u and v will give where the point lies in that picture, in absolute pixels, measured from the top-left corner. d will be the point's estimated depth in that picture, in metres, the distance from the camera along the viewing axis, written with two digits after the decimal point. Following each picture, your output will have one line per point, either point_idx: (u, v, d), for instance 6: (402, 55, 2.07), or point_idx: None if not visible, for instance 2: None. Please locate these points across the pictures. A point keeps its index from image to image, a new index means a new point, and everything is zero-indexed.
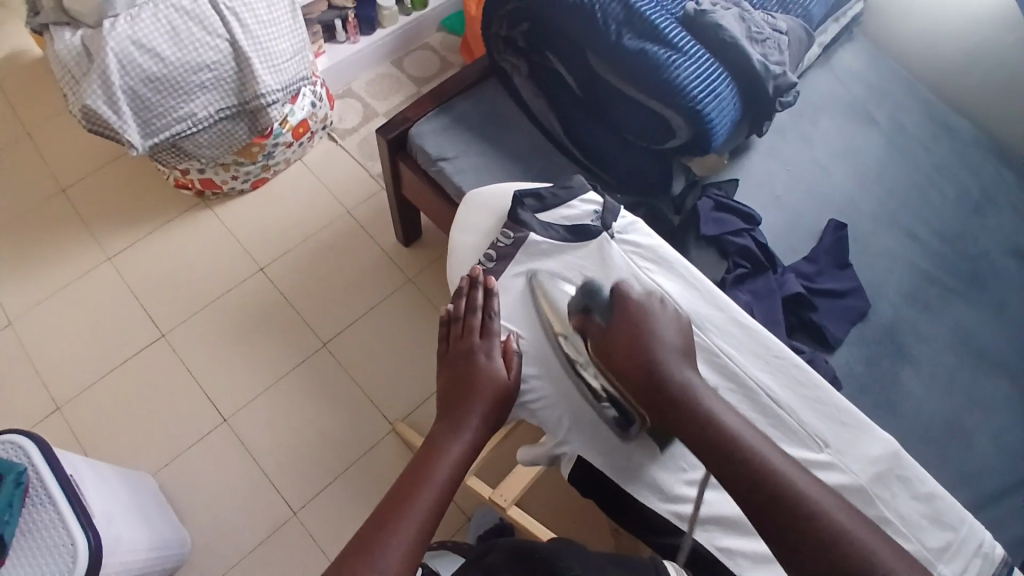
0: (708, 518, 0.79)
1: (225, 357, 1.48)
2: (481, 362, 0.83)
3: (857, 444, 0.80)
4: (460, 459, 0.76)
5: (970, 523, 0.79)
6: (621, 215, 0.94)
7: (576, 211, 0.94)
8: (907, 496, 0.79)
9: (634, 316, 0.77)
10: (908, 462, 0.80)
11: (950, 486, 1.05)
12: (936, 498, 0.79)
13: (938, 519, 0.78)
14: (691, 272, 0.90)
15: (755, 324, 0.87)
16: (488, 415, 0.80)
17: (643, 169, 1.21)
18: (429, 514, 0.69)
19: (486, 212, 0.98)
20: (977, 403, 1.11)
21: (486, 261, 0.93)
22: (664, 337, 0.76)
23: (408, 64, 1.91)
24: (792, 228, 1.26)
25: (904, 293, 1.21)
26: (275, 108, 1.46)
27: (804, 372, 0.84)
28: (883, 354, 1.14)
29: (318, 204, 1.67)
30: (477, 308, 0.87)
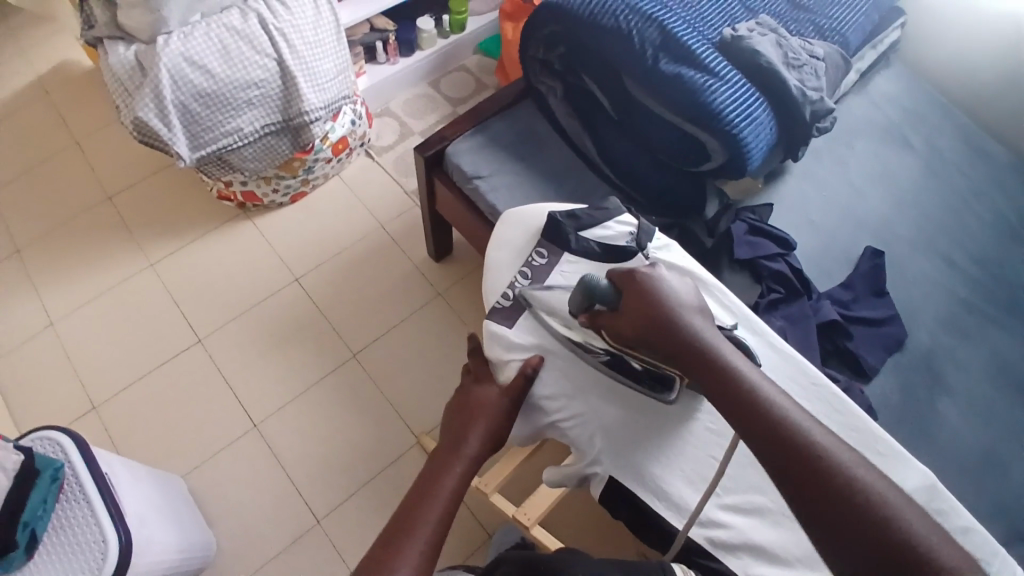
0: (739, 546, 0.77)
1: (257, 365, 1.52)
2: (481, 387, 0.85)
3: (894, 475, 0.78)
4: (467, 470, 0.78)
5: (1007, 558, 0.76)
6: (655, 237, 0.94)
7: (611, 232, 0.95)
8: (945, 530, 0.77)
9: (645, 288, 0.72)
10: (946, 495, 0.78)
11: (991, 523, 1.00)
12: (972, 532, 0.77)
13: (975, 554, 0.76)
14: (722, 292, 0.89)
15: (790, 349, 0.86)
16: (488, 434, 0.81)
17: (676, 192, 1.21)
18: (437, 526, 0.71)
19: (520, 229, 0.99)
20: (1020, 438, 1.07)
21: (521, 278, 0.93)
22: (687, 301, 0.72)
23: (444, 85, 1.95)
24: (827, 253, 1.25)
25: (943, 323, 1.18)
26: (317, 124, 1.50)
27: (840, 399, 0.82)
28: (921, 385, 1.11)
29: (353, 218, 1.71)
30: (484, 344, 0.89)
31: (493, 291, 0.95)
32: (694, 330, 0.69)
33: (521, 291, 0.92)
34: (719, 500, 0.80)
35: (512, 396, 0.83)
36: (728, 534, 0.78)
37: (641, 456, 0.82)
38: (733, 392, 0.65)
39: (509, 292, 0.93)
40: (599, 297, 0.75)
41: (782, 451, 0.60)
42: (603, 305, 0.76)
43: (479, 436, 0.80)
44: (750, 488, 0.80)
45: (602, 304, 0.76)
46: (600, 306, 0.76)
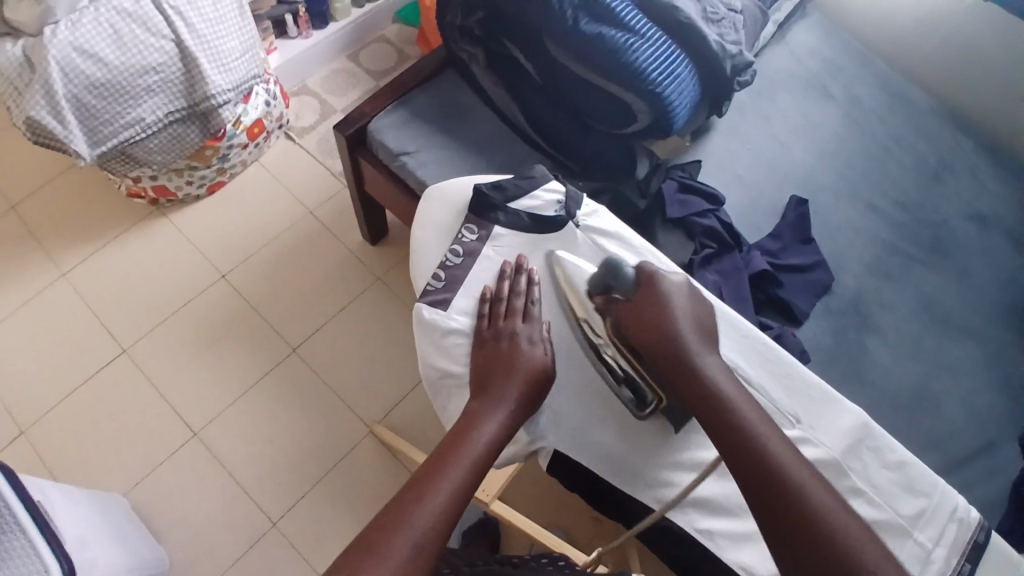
0: (684, 501, 0.77)
1: (193, 369, 1.45)
2: (524, 345, 0.76)
3: (825, 417, 0.77)
4: (493, 441, 0.67)
5: (944, 486, 0.74)
6: (584, 203, 0.89)
7: (539, 202, 0.89)
8: (879, 465, 0.74)
9: (655, 298, 0.75)
10: (878, 430, 0.75)
11: (921, 451, 1.07)
12: (908, 465, 0.74)
13: (911, 486, 0.73)
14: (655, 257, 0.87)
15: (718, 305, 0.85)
16: (527, 397, 0.73)
17: (605, 154, 1.20)
18: (458, 495, 0.62)
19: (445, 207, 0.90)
20: (943, 367, 1.14)
21: (451, 258, 0.86)
22: (689, 322, 0.74)
23: (364, 57, 1.87)
24: (755, 206, 1.28)
25: (867, 264, 1.24)
26: (226, 108, 1.41)
27: (772, 350, 0.81)
28: (849, 326, 1.16)
29: (280, 205, 1.63)
30: (521, 292, 0.81)
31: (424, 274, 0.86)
32: (692, 352, 0.72)
33: (454, 271, 0.84)
34: (662, 460, 0.79)
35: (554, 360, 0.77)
36: (671, 490, 0.78)
37: (591, 430, 0.80)
38: (717, 410, 0.68)
39: (440, 273, 0.85)
40: (619, 283, 0.77)
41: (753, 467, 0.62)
42: (620, 295, 0.77)
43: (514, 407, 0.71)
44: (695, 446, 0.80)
45: (619, 292, 0.77)
46: (617, 294, 0.77)
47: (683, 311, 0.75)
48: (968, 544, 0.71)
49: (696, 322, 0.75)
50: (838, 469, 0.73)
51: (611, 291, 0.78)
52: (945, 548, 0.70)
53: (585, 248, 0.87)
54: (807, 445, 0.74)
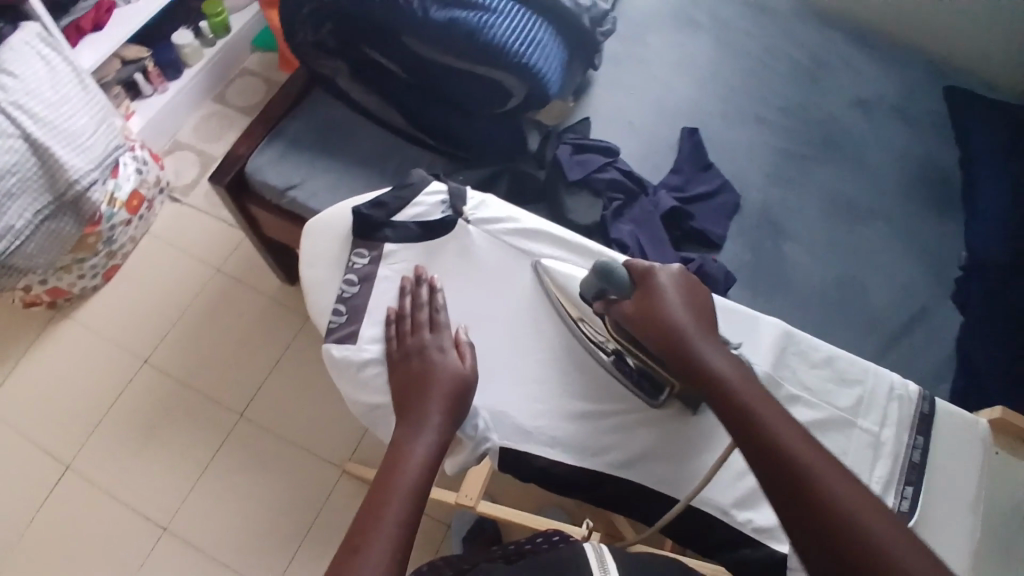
0: (637, 459, 0.71)
1: (143, 464, 1.37)
2: (436, 359, 0.69)
3: (751, 337, 0.72)
4: (428, 462, 0.63)
5: (874, 369, 0.72)
6: (470, 196, 0.82)
7: (423, 207, 0.80)
8: (810, 368, 0.72)
9: (655, 295, 0.68)
10: (800, 333, 0.72)
11: (860, 334, 1.12)
12: (836, 359, 0.72)
13: (844, 379, 0.71)
14: (552, 228, 0.81)
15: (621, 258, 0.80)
16: (451, 414, 0.67)
17: (493, 137, 1.16)
18: (400, 533, 0.57)
19: (331, 238, 0.80)
20: (860, 252, 1.19)
21: (347, 288, 0.77)
22: (693, 313, 0.67)
23: (231, 96, 1.78)
24: (650, 147, 1.29)
25: (767, 175, 1.27)
26: (95, 189, 1.33)
27: None
28: (766, 237, 1.19)
29: (186, 272, 1.56)
30: (424, 304, 0.74)
31: (326, 312, 0.77)
32: (699, 347, 0.65)
33: (353, 301, 0.76)
34: (610, 426, 0.72)
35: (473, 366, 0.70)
36: (621, 453, 0.71)
37: (523, 416, 0.72)
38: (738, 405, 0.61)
39: (340, 306, 0.76)
40: (612, 284, 0.70)
41: (778, 469, 0.56)
42: (618, 295, 0.69)
43: (440, 427, 0.65)
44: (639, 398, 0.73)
45: (614, 292, 0.69)
46: (613, 296, 0.70)
47: (688, 305, 0.67)
48: (915, 417, 0.69)
49: (699, 311, 0.67)
50: (773, 385, 0.69)
51: (606, 293, 0.70)
52: (889, 428, 0.68)
53: (480, 241, 0.80)
54: None
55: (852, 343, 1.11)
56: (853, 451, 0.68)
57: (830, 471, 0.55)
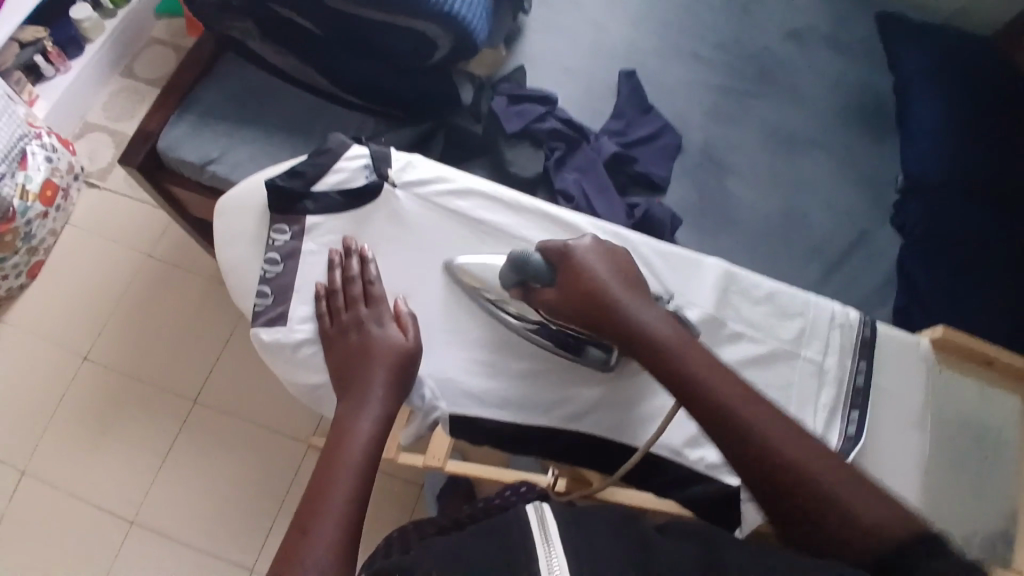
0: (588, 414, 0.71)
1: (95, 464, 1.32)
2: (376, 333, 0.67)
3: (688, 280, 0.71)
4: (375, 435, 0.62)
5: (816, 299, 0.71)
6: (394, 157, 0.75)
7: (345, 173, 0.74)
8: (751, 306, 0.71)
9: (580, 276, 0.65)
10: (737, 271, 0.71)
11: (806, 264, 1.13)
12: (777, 293, 0.71)
13: (785, 313, 0.70)
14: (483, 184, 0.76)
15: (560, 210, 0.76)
16: (396, 386, 0.65)
17: (422, 91, 1.08)
18: (348, 507, 0.57)
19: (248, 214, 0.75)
20: (801, 182, 1.19)
21: (270, 267, 0.71)
22: (621, 285, 0.64)
23: (142, 69, 1.66)
24: (588, 93, 1.25)
25: (707, 112, 1.25)
26: (4, 184, 1.28)
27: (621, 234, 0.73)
28: (708, 176, 1.19)
29: (117, 262, 1.47)
30: (355, 277, 0.70)
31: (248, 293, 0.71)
32: (636, 317, 0.63)
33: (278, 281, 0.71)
34: (559, 388, 0.71)
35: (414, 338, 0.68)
36: (571, 409, 0.71)
37: (468, 387, 0.70)
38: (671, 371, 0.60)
39: (263, 287, 0.70)
40: (534, 273, 0.66)
41: (730, 435, 0.57)
42: (540, 282, 0.67)
43: (385, 400, 0.63)
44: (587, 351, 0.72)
45: (537, 281, 0.67)
46: (536, 284, 0.67)
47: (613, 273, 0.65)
48: (857, 342, 0.69)
49: (626, 279, 0.65)
50: (713, 326, 0.69)
51: (525, 281, 0.68)
52: (832, 355, 0.69)
53: (410, 205, 0.75)
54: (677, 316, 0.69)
55: (797, 273, 1.12)
56: (799, 381, 0.68)
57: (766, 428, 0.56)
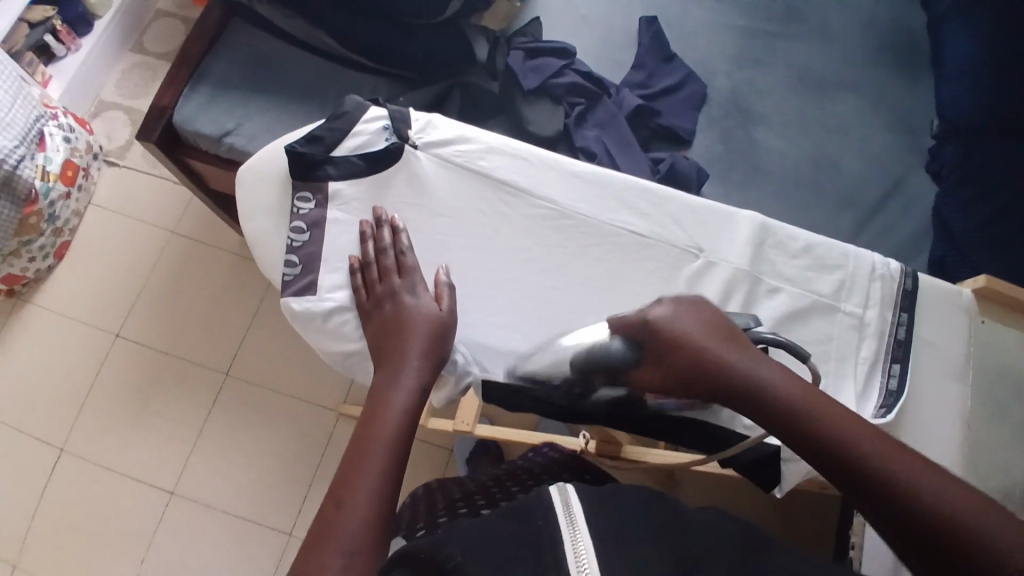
0: None
1: (135, 437, 1.36)
2: (408, 302, 0.59)
3: (724, 233, 0.66)
4: (410, 409, 0.54)
5: (853, 250, 0.68)
6: (415, 117, 0.66)
7: (365, 135, 0.64)
8: (788, 259, 0.67)
9: (665, 342, 0.50)
10: (773, 224, 0.67)
11: (838, 213, 1.09)
12: (815, 245, 0.68)
13: (824, 266, 0.67)
14: (511, 142, 0.67)
15: (597, 168, 0.68)
16: (430, 358, 0.57)
17: (435, 49, 1.05)
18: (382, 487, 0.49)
19: (266, 180, 0.65)
20: (832, 129, 1.15)
21: (295, 238, 0.62)
22: (711, 336, 0.50)
23: (150, 43, 1.63)
24: (607, 44, 1.20)
25: (732, 58, 1.20)
26: (24, 167, 1.25)
27: (656, 189, 0.67)
28: (734, 127, 1.14)
29: (141, 239, 1.48)
30: (388, 248, 0.61)
31: (275, 266, 0.63)
32: (734, 367, 0.48)
33: (307, 251, 0.62)
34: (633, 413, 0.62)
35: (449, 307, 0.60)
36: None
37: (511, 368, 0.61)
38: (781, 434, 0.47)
39: (291, 259, 0.62)
40: (615, 357, 0.53)
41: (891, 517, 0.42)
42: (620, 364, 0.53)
43: (419, 371, 0.56)
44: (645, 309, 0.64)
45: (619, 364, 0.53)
46: (618, 368, 0.53)
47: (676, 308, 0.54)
48: (897, 294, 0.67)
49: (712, 326, 0.51)
50: (752, 281, 0.65)
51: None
52: (873, 308, 0.66)
53: (432, 167, 0.65)
54: (715, 273, 0.65)
55: (831, 224, 1.08)
56: (838, 335, 0.66)
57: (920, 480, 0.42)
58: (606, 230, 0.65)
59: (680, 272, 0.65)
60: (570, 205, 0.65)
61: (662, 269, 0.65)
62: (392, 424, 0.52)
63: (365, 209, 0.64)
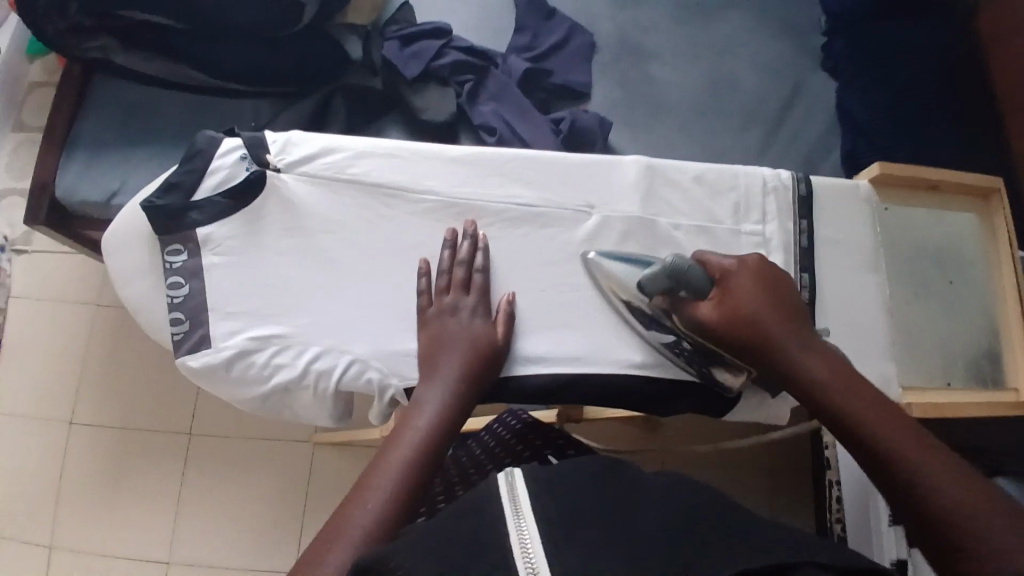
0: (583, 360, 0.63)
1: (110, 527, 1.27)
2: (467, 320, 0.59)
3: (612, 184, 0.66)
4: (441, 418, 0.54)
5: (741, 170, 0.68)
6: (272, 139, 0.64)
7: (224, 171, 0.62)
8: (680, 194, 0.67)
9: (740, 289, 0.59)
10: (657, 163, 0.67)
11: (748, 131, 1.09)
12: (704, 173, 0.68)
13: (716, 193, 0.68)
14: (380, 141, 0.66)
15: (473, 149, 0.66)
16: (471, 376, 0.57)
17: (307, 58, 1.01)
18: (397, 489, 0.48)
19: (134, 242, 0.62)
20: (724, 50, 1.14)
21: (173, 294, 0.60)
22: (772, 311, 0.58)
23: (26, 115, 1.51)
24: (485, 14, 1.17)
25: (612, 0, 1.18)
26: None
27: (536, 156, 0.66)
28: (628, 69, 1.13)
29: (68, 320, 1.36)
30: (461, 257, 0.61)
31: (163, 326, 0.62)
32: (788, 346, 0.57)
33: (191, 303, 0.60)
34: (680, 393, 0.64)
35: (504, 332, 0.60)
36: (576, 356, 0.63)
37: None
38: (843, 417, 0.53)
39: (175, 314, 0.60)
40: (688, 281, 0.59)
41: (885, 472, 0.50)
42: (692, 292, 0.59)
43: (458, 388, 0.56)
44: (566, 280, 0.64)
45: (689, 290, 0.59)
46: (684, 294, 0.59)
47: (766, 298, 0.58)
48: (794, 202, 0.68)
49: (773, 305, 0.58)
50: (647, 225, 0.65)
51: (675, 291, 0.60)
52: (771, 222, 0.67)
53: (303, 189, 0.63)
54: (610, 227, 0.65)
55: (740, 143, 1.07)
56: (744, 257, 0.67)
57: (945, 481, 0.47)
58: (498, 208, 0.64)
59: (576, 233, 0.65)
60: (457, 192, 0.64)
61: (559, 235, 0.65)
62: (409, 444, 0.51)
63: (243, 248, 0.62)
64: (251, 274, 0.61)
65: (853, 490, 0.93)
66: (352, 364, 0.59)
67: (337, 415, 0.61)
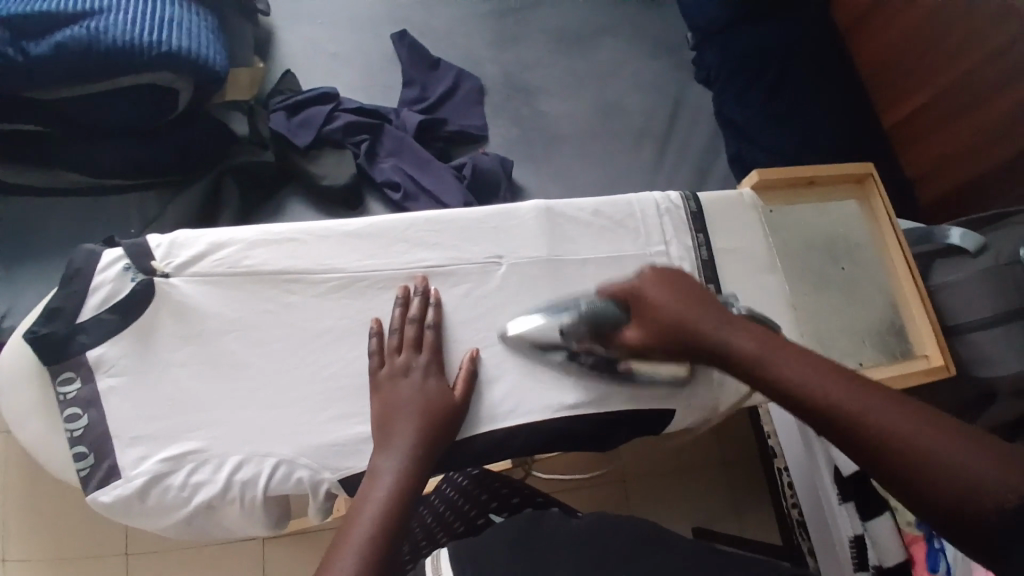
0: (525, 408, 0.64)
1: None
2: (421, 380, 0.60)
3: (516, 232, 0.69)
4: (402, 487, 0.54)
5: (633, 198, 0.73)
6: (156, 243, 0.62)
7: (107, 287, 0.60)
8: (584, 229, 0.71)
9: (658, 285, 0.59)
10: (554, 205, 0.71)
11: (643, 150, 1.13)
12: (599, 208, 0.72)
13: (616, 223, 0.72)
14: (274, 228, 0.65)
15: (371, 220, 0.67)
16: (427, 438, 0.57)
17: (192, 142, 0.97)
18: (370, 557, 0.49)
19: (20, 385, 0.59)
20: (606, 76, 1.18)
21: (72, 429, 0.58)
22: (685, 303, 0.57)
23: None
24: (370, 72, 1.17)
25: (493, 43, 1.20)
26: None
27: (434, 217, 0.68)
28: (519, 106, 1.15)
29: None
30: (412, 317, 0.63)
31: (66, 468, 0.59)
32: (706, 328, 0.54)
33: (92, 435, 0.57)
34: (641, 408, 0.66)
35: (463, 391, 0.61)
36: (514, 402, 0.64)
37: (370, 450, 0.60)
38: (767, 374, 0.49)
39: (77, 451, 0.57)
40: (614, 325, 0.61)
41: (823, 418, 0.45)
42: (617, 332, 0.61)
43: (415, 452, 0.56)
44: (491, 332, 0.66)
45: (616, 331, 0.61)
46: (612, 332, 0.61)
47: (677, 293, 0.58)
48: (688, 218, 0.73)
49: (685, 294, 0.58)
50: (552, 266, 0.69)
51: (599, 330, 0.61)
52: (673, 242, 0.72)
53: (203, 290, 0.62)
54: (518, 272, 0.68)
55: (636, 161, 1.12)
56: None
57: (889, 412, 0.43)
58: (404, 274, 0.66)
59: (487, 283, 0.67)
60: (362, 265, 0.65)
61: (475, 289, 0.67)
62: (373, 512, 0.52)
63: (138, 365, 0.60)
64: (154, 390, 0.60)
65: (796, 472, 0.98)
66: (279, 466, 0.59)
67: (271, 520, 0.61)
